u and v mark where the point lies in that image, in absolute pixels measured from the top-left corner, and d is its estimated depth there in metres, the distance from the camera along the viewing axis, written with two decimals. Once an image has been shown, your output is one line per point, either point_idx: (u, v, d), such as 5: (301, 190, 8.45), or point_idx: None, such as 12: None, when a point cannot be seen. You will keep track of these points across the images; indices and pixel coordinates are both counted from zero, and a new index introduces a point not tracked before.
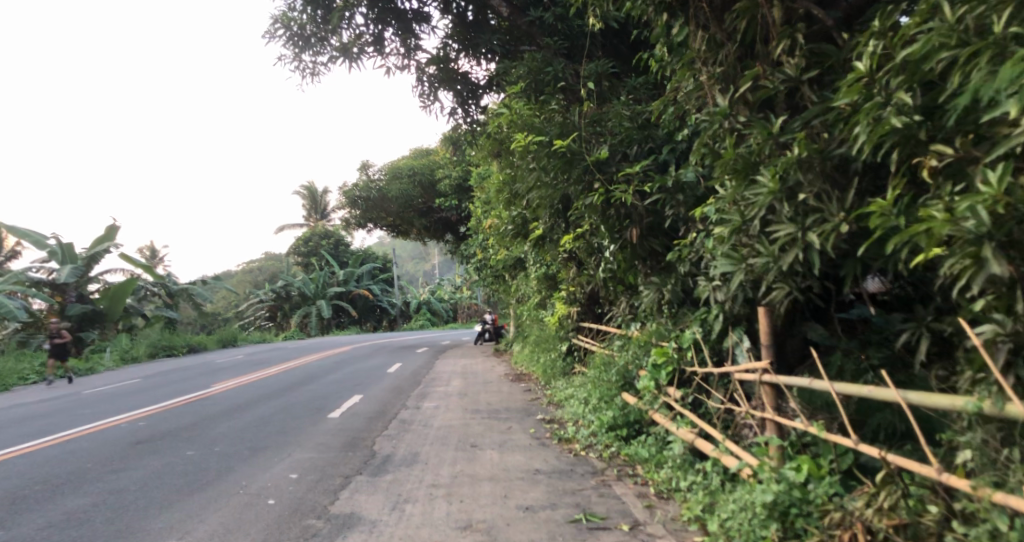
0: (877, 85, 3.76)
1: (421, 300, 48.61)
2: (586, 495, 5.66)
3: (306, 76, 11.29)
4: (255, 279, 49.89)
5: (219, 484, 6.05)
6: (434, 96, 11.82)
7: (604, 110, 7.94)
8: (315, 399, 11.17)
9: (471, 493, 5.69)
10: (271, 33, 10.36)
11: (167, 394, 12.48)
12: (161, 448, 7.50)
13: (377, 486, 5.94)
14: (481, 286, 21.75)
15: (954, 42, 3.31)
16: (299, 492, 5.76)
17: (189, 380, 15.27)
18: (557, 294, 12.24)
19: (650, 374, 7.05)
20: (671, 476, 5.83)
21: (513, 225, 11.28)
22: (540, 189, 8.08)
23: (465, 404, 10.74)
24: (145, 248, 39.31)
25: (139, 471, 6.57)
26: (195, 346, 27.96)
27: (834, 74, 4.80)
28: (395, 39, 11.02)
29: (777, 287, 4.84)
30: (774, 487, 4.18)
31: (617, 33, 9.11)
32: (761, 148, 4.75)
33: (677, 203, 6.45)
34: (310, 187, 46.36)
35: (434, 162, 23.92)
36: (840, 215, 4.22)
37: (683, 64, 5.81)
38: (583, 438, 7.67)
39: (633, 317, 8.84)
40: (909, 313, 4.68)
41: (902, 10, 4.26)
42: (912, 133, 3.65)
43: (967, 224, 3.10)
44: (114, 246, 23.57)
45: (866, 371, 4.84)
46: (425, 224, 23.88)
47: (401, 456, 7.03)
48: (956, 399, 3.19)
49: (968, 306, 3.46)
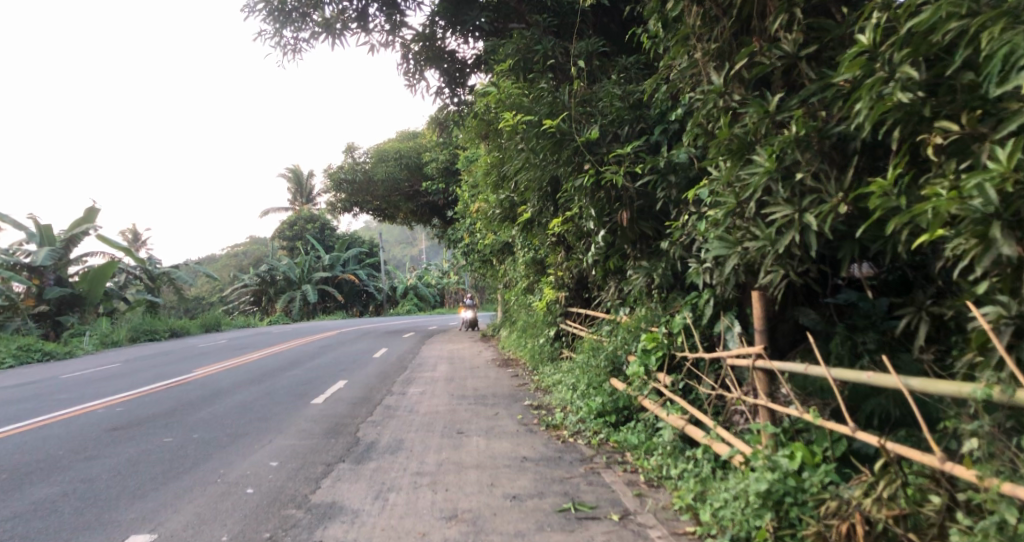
0: (880, 59, 3.61)
1: (408, 285, 48.47)
2: (575, 483, 5.55)
3: (288, 53, 11.00)
4: (239, 262, 49.35)
5: (196, 473, 5.87)
6: (420, 75, 11.57)
7: (595, 90, 7.77)
8: (299, 384, 11.00)
9: (457, 481, 5.56)
10: (252, 7, 10.05)
11: (147, 379, 12.23)
12: (138, 435, 7.30)
13: (361, 475, 5.78)
14: (468, 271, 21.59)
15: (965, 12, 3.16)
16: (279, 481, 5.60)
17: (171, 364, 15.03)
18: (545, 278, 12.09)
19: (639, 359, 6.94)
20: (661, 464, 5.72)
21: (501, 208, 11.11)
22: (529, 170, 7.91)
23: (451, 390, 10.62)
24: (127, 231, 38.68)
25: (114, 459, 6.38)
26: (177, 330, 27.60)
27: (834, 51, 4.65)
28: (379, 15, 10.75)
29: (772, 271, 4.71)
30: (769, 476, 4.07)
31: (607, 11, 8.93)
32: (757, 127, 4.60)
33: (669, 184, 6.29)
34: (295, 170, 45.81)
35: (421, 145, 23.62)
36: (839, 196, 4.08)
37: (677, 41, 5.64)
38: (571, 425, 7.55)
39: (621, 302, 8.72)
40: (906, 297, 4.57)
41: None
42: (916, 109, 3.51)
43: (974, 203, 2.96)
44: (94, 228, 23.13)
45: (860, 356, 4.74)
46: (412, 207, 23.68)
47: (386, 443, 6.89)
48: (961, 385, 3.07)
49: (971, 289, 3.33)
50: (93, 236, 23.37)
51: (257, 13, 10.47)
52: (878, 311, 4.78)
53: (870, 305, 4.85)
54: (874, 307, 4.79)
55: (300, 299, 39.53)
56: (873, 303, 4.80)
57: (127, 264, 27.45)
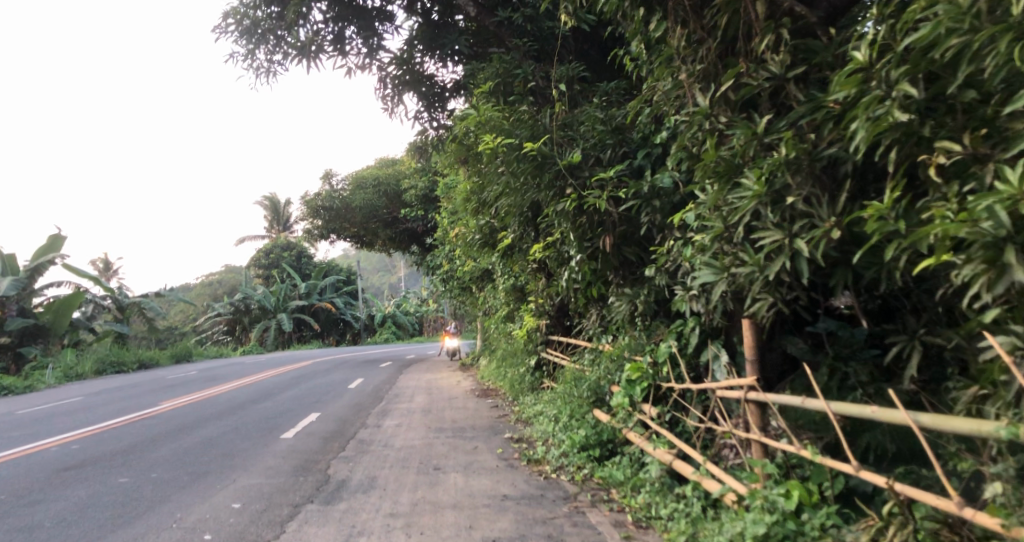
0: (876, 77, 3.47)
1: (386, 313, 47.96)
2: (559, 524, 5.25)
3: (261, 76, 10.78)
4: (213, 291, 48.45)
5: (150, 517, 5.49)
6: (398, 100, 11.39)
7: (576, 113, 7.66)
8: (269, 418, 10.57)
9: (433, 523, 5.23)
10: (224, 28, 9.85)
11: (108, 413, 11.71)
12: (90, 476, 6.86)
13: (329, 517, 5.43)
14: (447, 299, 21.26)
15: (966, 27, 3.03)
16: (240, 525, 5.22)
17: (136, 397, 14.47)
18: (525, 307, 11.83)
19: (624, 390, 6.68)
20: (648, 502, 5.44)
21: (480, 234, 10.91)
22: (509, 196, 7.69)
23: (429, 422, 10.26)
24: (98, 260, 37.85)
25: (60, 503, 5.95)
26: (146, 362, 26.77)
27: (823, 72, 4.50)
28: (356, 38, 10.58)
29: (760, 298, 4.51)
30: (767, 519, 3.92)
31: (587, 37, 8.91)
32: (745, 149, 4.44)
33: (653, 209, 6.09)
34: (272, 198, 45.50)
35: (400, 171, 23.38)
36: (832, 220, 3.90)
37: (660, 62, 5.51)
38: (553, 459, 7.23)
39: (603, 329, 8.49)
40: (896, 325, 4.42)
41: (889, 8, 3.62)
42: (914, 130, 3.37)
43: (984, 225, 2.79)
44: (59, 256, 22.44)
45: (855, 389, 4.55)
46: (390, 234, 23.34)
47: (358, 481, 6.53)
48: (980, 422, 2.82)
49: (978, 317, 3.16)
50: (58, 265, 22.74)
51: (228, 35, 10.27)
52: (858, 341, 4.68)
53: (850, 334, 4.73)
54: (855, 336, 4.68)
55: (275, 328, 38.79)
56: (853, 332, 4.69)
57: (96, 294, 26.76)
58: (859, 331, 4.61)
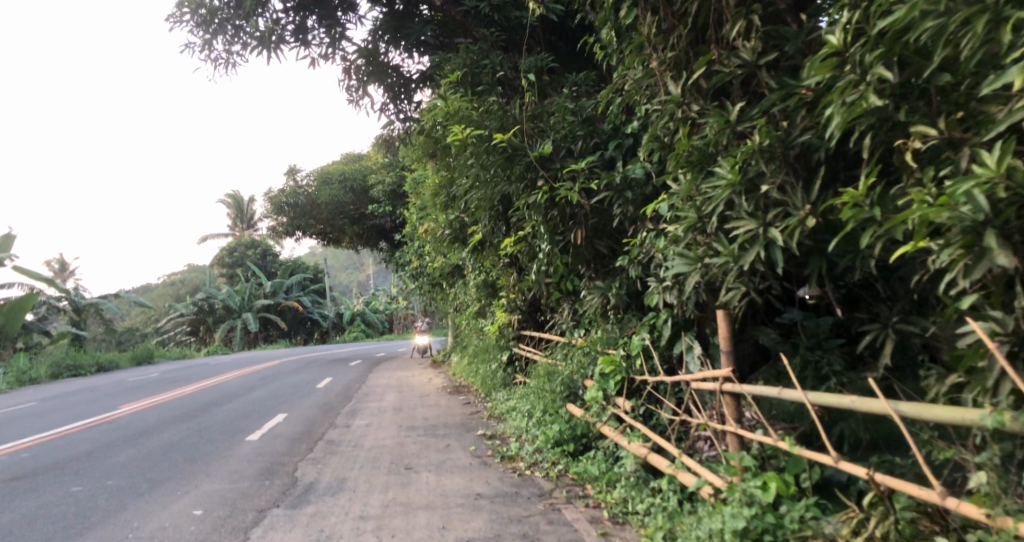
0: (850, 61, 3.40)
1: (354, 311, 47.43)
2: (535, 522, 5.15)
3: (219, 68, 10.46)
4: (176, 291, 47.34)
5: (105, 527, 5.24)
6: (363, 91, 11.15)
7: (546, 104, 7.55)
8: (233, 420, 10.27)
9: (405, 525, 5.08)
10: (179, 16, 9.53)
11: (62, 419, 11.25)
12: (40, 486, 6.54)
13: (296, 521, 5.24)
14: (417, 295, 21.04)
15: (941, 10, 2.98)
16: (201, 534, 5.00)
17: (93, 402, 13.96)
18: (496, 301, 11.72)
19: (597, 384, 6.55)
20: (625, 497, 5.37)
21: (450, 229, 10.76)
22: (479, 188, 7.55)
23: (400, 420, 10.10)
24: (53, 261, 36.67)
25: (7, 515, 5.65)
26: (105, 365, 25.95)
27: (793, 59, 4.46)
28: (318, 28, 10.32)
29: (734, 288, 4.44)
30: (746, 512, 3.85)
31: (556, 27, 8.81)
32: (718, 138, 4.37)
33: (625, 201, 6.01)
34: (235, 196, 44.65)
35: (366, 167, 23.04)
36: (806, 208, 3.85)
37: (631, 49, 5.42)
38: (527, 456, 7.13)
39: (576, 323, 8.41)
40: (868, 313, 4.40)
41: None
42: (889, 115, 3.32)
43: (964, 210, 2.75)
44: (9, 258, 21.61)
45: (828, 378, 4.53)
46: (357, 231, 22.99)
47: (326, 483, 6.35)
48: (964, 411, 2.77)
49: (953, 304, 3.13)
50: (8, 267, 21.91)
51: (183, 24, 9.94)
52: (823, 330, 4.67)
53: (815, 324, 4.73)
54: (820, 325, 4.69)
55: (240, 328, 38.04)
56: (818, 321, 4.70)
57: (50, 296, 25.91)
58: (824, 321, 4.63)
